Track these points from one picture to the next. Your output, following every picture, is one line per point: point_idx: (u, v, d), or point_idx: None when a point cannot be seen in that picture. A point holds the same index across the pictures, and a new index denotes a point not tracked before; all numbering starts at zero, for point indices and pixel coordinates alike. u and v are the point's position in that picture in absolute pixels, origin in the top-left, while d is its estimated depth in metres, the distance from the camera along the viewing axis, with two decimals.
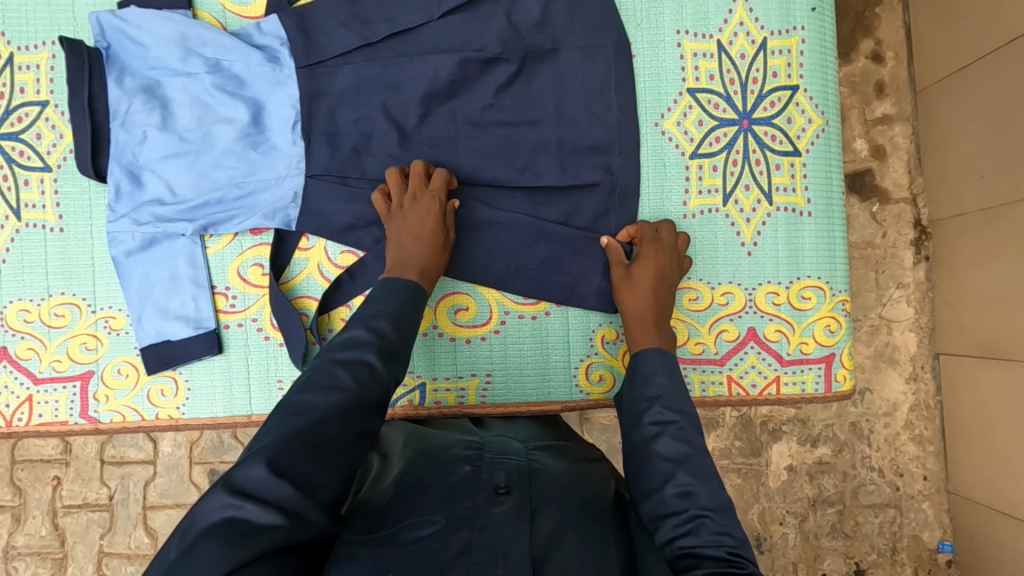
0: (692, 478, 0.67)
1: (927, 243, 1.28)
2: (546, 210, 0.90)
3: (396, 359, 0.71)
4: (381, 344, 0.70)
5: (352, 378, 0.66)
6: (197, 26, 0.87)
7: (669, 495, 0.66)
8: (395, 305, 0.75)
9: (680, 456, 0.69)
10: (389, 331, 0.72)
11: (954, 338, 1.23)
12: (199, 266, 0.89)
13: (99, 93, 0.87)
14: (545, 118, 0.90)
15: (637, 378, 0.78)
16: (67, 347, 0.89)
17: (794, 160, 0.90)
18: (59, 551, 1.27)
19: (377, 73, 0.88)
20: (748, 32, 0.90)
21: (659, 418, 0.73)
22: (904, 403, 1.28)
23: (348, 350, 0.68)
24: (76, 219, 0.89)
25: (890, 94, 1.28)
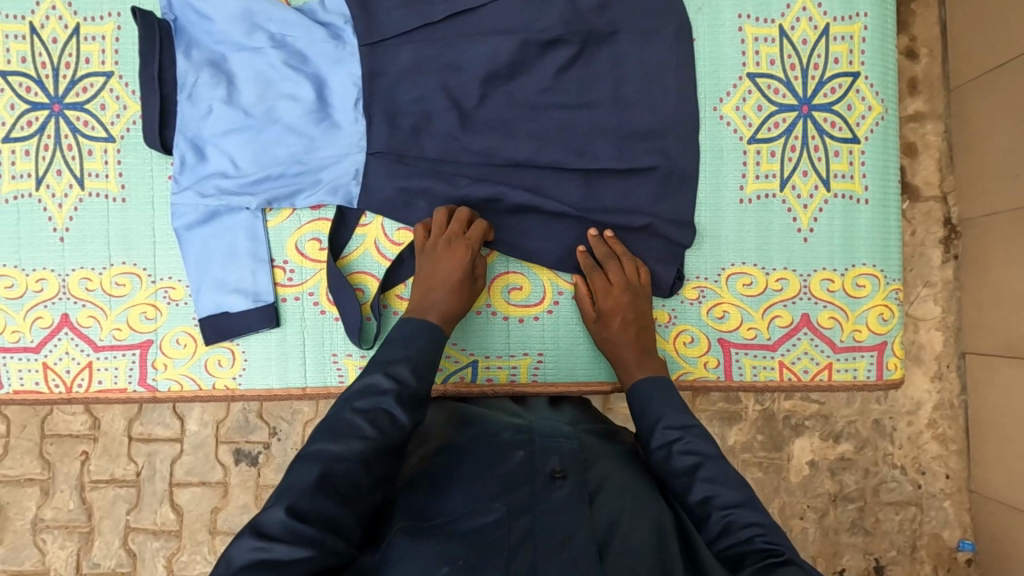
0: (709, 485, 0.69)
1: (956, 241, 1.28)
2: (603, 194, 0.90)
3: (418, 405, 0.71)
4: (404, 394, 0.70)
5: (374, 427, 0.66)
6: (264, 2, 0.87)
7: (691, 503, 0.69)
8: (414, 350, 0.74)
9: (693, 469, 0.71)
10: (409, 379, 0.71)
11: (981, 338, 1.23)
12: (259, 241, 0.90)
13: (168, 67, 0.88)
14: (602, 100, 0.90)
15: (640, 413, 0.79)
16: (127, 316, 0.90)
17: (852, 147, 0.90)
18: (86, 525, 1.28)
19: (437, 52, 0.89)
20: (810, 18, 0.90)
21: (664, 440, 0.75)
22: (927, 402, 1.29)
23: (368, 400, 0.68)
24: (138, 189, 0.90)
25: (922, 91, 1.27)
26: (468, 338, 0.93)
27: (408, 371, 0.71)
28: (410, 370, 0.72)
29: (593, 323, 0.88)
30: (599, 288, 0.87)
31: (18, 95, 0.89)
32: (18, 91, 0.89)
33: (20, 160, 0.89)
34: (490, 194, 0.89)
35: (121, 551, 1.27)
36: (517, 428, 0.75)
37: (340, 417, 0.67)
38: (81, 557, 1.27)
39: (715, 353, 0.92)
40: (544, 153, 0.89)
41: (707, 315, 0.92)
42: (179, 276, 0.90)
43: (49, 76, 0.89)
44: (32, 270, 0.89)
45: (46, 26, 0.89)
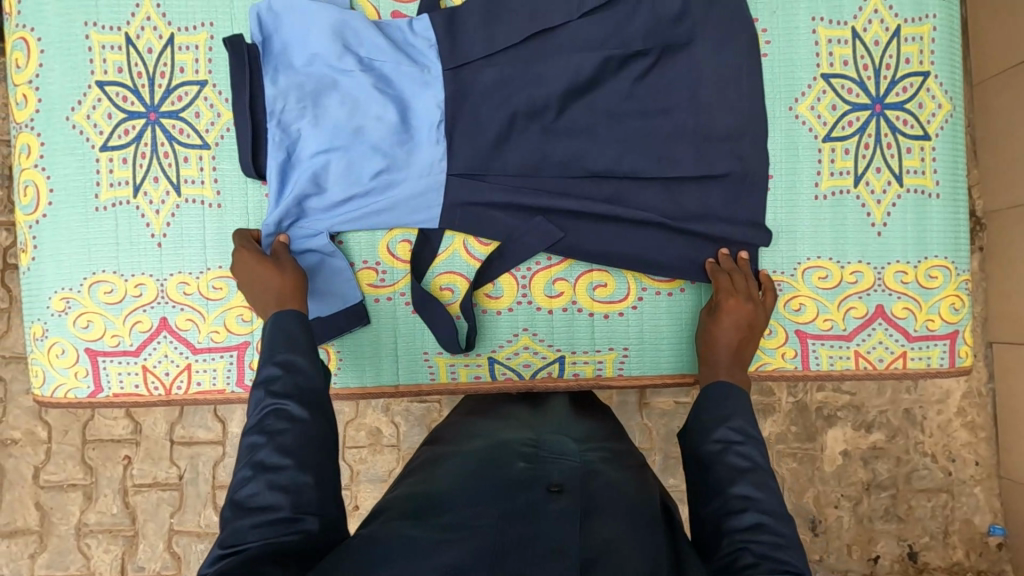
0: (755, 488, 0.67)
1: (981, 233, 1.34)
2: (683, 198, 0.92)
3: (301, 386, 0.69)
4: (280, 385, 0.69)
5: (265, 431, 0.65)
6: (356, 25, 0.87)
7: (730, 496, 0.67)
8: (276, 347, 0.73)
9: (744, 469, 0.69)
10: (276, 371, 0.70)
11: (1008, 326, 1.28)
12: (335, 251, 0.91)
13: (259, 95, 0.89)
14: (680, 104, 0.91)
15: (705, 399, 0.78)
16: (225, 318, 0.92)
17: (923, 144, 0.94)
18: (130, 528, 1.30)
19: (521, 69, 0.89)
20: (882, 20, 0.93)
21: (724, 436, 0.73)
22: (957, 391, 1.32)
23: (253, 413, 0.67)
24: (233, 196, 0.92)
25: None
26: (555, 334, 0.96)
27: (268, 366, 0.70)
28: (273, 365, 0.70)
29: (705, 314, 0.91)
30: (720, 284, 0.89)
31: (114, 104, 0.91)
32: (115, 100, 0.91)
33: (117, 168, 0.91)
34: (576, 207, 0.90)
35: (165, 554, 1.29)
36: (525, 443, 0.77)
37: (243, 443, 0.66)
38: (126, 560, 1.29)
39: (792, 345, 0.96)
40: (627, 160, 0.91)
41: (785, 308, 0.96)
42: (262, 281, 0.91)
43: (144, 85, 0.91)
44: (130, 275, 0.91)
45: (141, 36, 0.91)
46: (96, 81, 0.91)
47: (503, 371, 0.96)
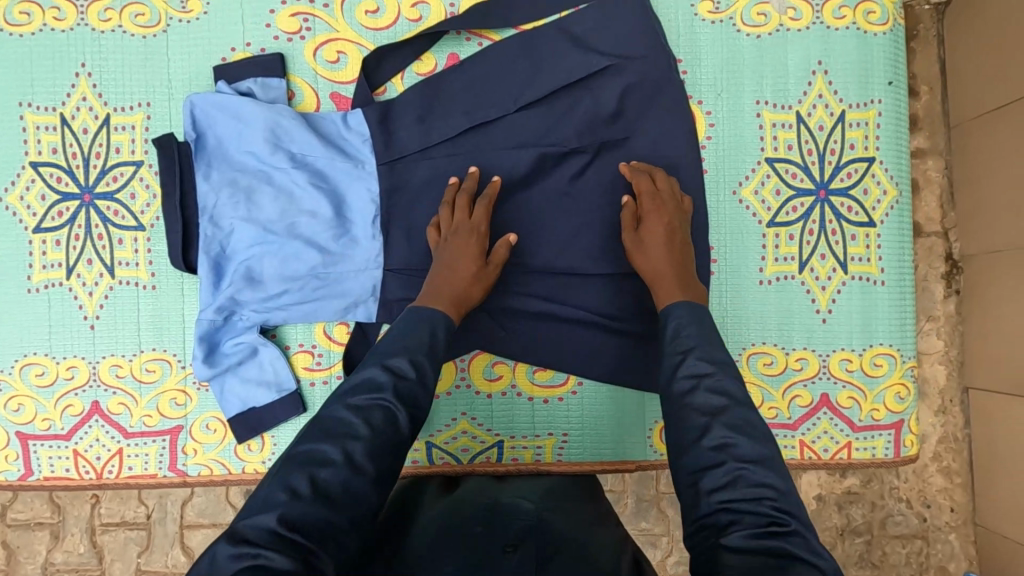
0: (729, 431, 0.64)
1: (958, 276, 1.32)
2: (621, 296, 0.92)
3: (417, 403, 0.69)
4: (400, 389, 0.68)
5: (369, 425, 0.64)
6: (287, 122, 0.88)
7: (705, 447, 0.63)
8: (415, 344, 0.73)
9: (717, 410, 0.66)
10: (408, 371, 0.69)
11: (983, 371, 1.25)
12: (267, 341, 0.90)
13: (189, 190, 0.89)
14: (618, 204, 0.91)
15: (666, 334, 0.75)
16: (158, 402, 0.91)
17: (869, 231, 0.92)
18: (96, 568, 1.22)
19: (459, 166, 0.91)
20: (826, 104, 0.92)
21: (693, 369, 0.69)
22: (932, 435, 1.30)
23: (364, 395, 0.66)
24: (168, 277, 0.91)
25: (924, 127, 1.31)
26: (494, 418, 0.94)
27: (405, 361, 0.70)
28: (408, 362, 0.70)
29: (627, 232, 0.86)
30: (651, 199, 0.85)
31: (48, 185, 0.90)
32: (49, 181, 0.90)
33: (51, 249, 0.90)
34: (514, 304, 0.92)
35: None
36: (482, 508, 0.75)
37: (336, 415, 0.65)
38: None
39: None
40: (565, 257, 0.92)
41: None
42: (193, 362, 0.90)
43: (80, 166, 0.90)
44: (62, 358, 0.90)
45: (77, 117, 0.90)
46: (30, 162, 0.90)
47: (441, 456, 0.94)
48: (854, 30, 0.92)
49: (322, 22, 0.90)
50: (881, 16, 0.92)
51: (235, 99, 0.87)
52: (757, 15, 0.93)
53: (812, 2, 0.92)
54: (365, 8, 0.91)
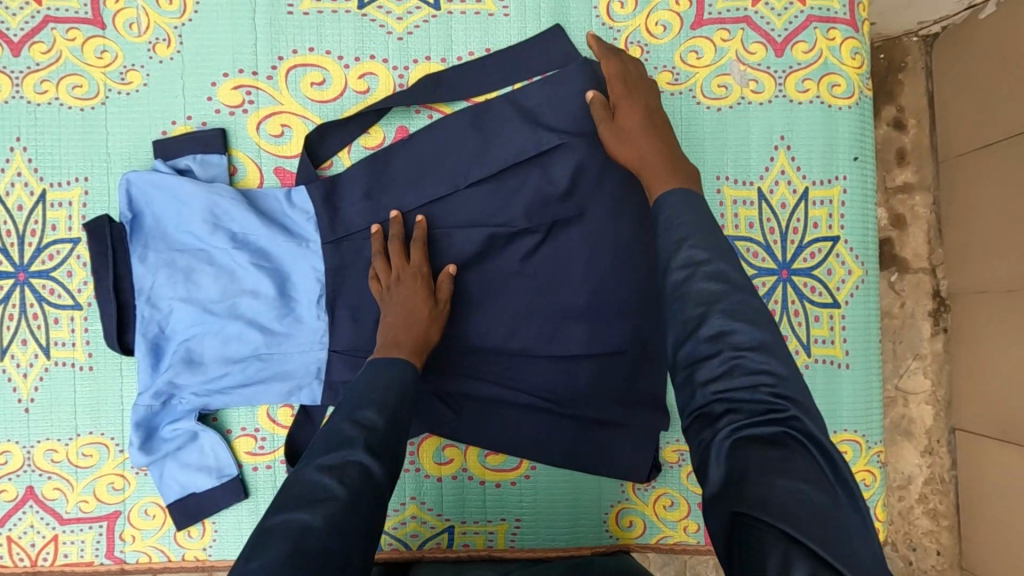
0: (728, 320, 0.56)
1: (945, 314, 1.36)
2: (577, 378, 0.89)
3: (393, 455, 0.63)
4: (373, 441, 0.62)
5: (344, 485, 0.57)
6: (227, 202, 0.85)
7: (700, 339, 0.57)
8: (378, 394, 0.68)
9: (712, 298, 0.58)
10: (378, 421, 0.64)
11: (969, 414, 1.31)
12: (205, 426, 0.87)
13: (125, 271, 0.85)
14: (573, 284, 0.88)
15: (658, 224, 0.66)
16: (94, 487, 0.88)
17: (833, 312, 0.89)
18: None
19: None
20: (789, 181, 0.89)
21: (687, 258, 0.61)
22: (918, 476, 1.37)
23: (335, 454, 0.60)
24: (106, 359, 0.88)
25: (910, 162, 1.36)
26: (445, 503, 0.91)
27: (376, 414, 0.64)
28: (379, 414, 0.65)
29: (603, 122, 0.80)
30: (620, 95, 0.80)
31: None
32: None
33: None
34: (465, 388, 0.89)
35: None
36: None
37: (305, 479, 0.58)
38: None
39: (696, 518, 0.92)
40: (518, 338, 0.88)
41: (688, 479, 0.92)
42: (130, 447, 0.87)
43: (14, 244, 0.87)
44: None
45: (12, 193, 0.87)
46: None
47: (389, 542, 0.91)
48: (818, 103, 0.89)
49: (265, 94, 0.87)
50: (846, 88, 0.89)
51: (173, 179, 0.84)
52: (717, 87, 0.90)
53: (775, 74, 0.89)
54: (311, 79, 0.88)
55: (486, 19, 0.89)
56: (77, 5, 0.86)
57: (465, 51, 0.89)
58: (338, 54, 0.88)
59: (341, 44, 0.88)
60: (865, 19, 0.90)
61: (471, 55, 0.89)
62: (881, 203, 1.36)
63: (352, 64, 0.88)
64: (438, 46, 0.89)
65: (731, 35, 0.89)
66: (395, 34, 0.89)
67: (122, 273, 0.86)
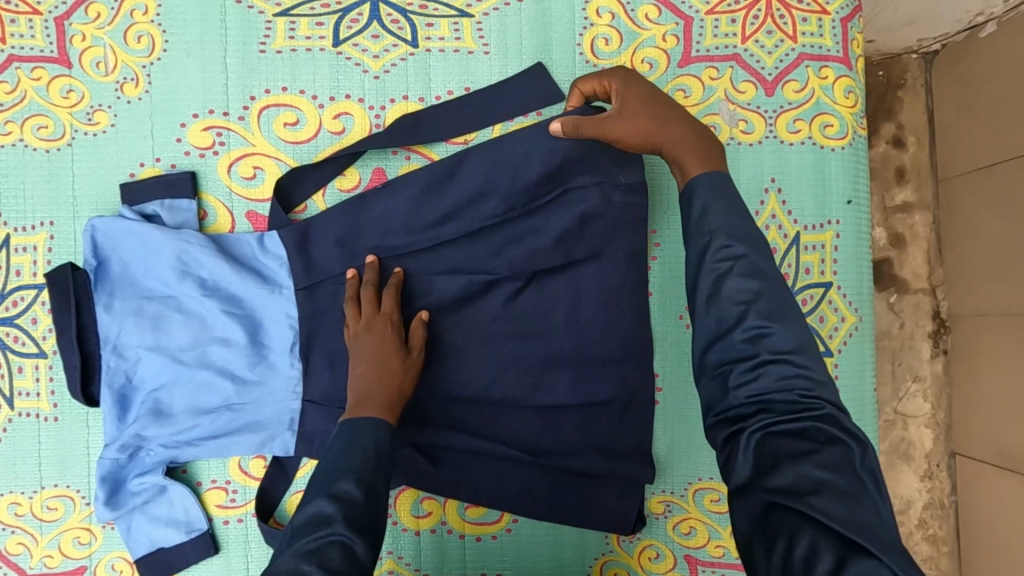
0: (764, 322, 0.60)
1: (945, 336, 1.32)
2: (560, 427, 0.85)
3: (375, 528, 0.60)
4: (353, 516, 0.58)
5: (326, 569, 0.53)
6: (196, 248, 0.82)
7: (737, 339, 0.61)
8: (354, 459, 0.64)
9: (750, 299, 0.62)
10: (358, 494, 0.60)
11: (969, 440, 1.28)
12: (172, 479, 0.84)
13: (90, 320, 0.82)
14: (556, 330, 0.85)
15: (691, 215, 0.68)
16: (60, 541, 0.85)
17: (824, 360, 0.86)
18: None
19: None
20: (780, 225, 0.86)
21: (722, 258, 0.65)
22: (917, 500, 1.33)
23: (311, 537, 0.56)
24: (72, 409, 0.85)
25: (910, 180, 1.32)
26: (423, 557, 0.88)
27: (352, 483, 0.61)
28: (356, 483, 0.61)
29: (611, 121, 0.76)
30: (625, 83, 0.78)
31: None
32: None
33: None
34: (440, 440, 0.84)
35: None
36: None
37: (284, 568, 0.54)
38: None
39: (681, 571, 0.89)
40: (498, 388, 0.85)
41: (674, 531, 0.89)
42: (96, 501, 0.84)
43: None
44: None
45: None
46: None
47: None
48: (810, 144, 0.86)
49: (237, 136, 0.85)
50: (840, 129, 0.86)
51: (140, 225, 0.82)
52: (706, 126, 0.86)
53: (765, 114, 0.86)
54: (284, 120, 0.85)
55: (466, 57, 0.86)
56: (41, 43, 0.83)
57: (444, 89, 0.86)
58: (312, 93, 0.85)
59: (315, 83, 0.85)
60: (859, 57, 0.86)
61: (450, 94, 0.86)
62: (879, 221, 1.32)
63: (327, 104, 0.85)
64: (416, 85, 0.86)
65: (719, 73, 0.86)
66: (371, 72, 0.86)
67: (86, 322, 0.83)
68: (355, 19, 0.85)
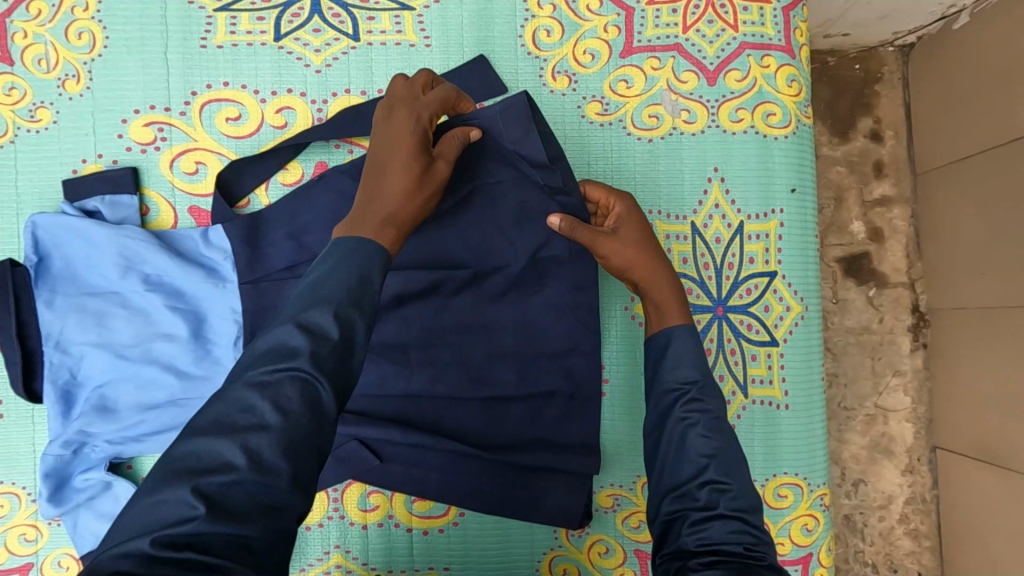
0: (721, 472, 0.64)
1: (925, 329, 1.31)
2: (507, 422, 0.85)
3: (346, 369, 0.54)
4: (322, 354, 0.53)
5: (278, 410, 0.50)
6: (138, 244, 0.82)
7: (694, 486, 0.64)
8: (331, 285, 0.56)
9: (709, 450, 0.65)
10: (329, 327, 0.54)
11: (951, 435, 1.26)
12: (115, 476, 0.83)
13: (31, 317, 0.83)
14: (502, 324, 0.85)
15: (664, 359, 0.73)
16: (5, 539, 0.84)
17: (770, 350, 0.86)
18: None
19: None
20: (723, 215, 0.86)
21: (690, 407, 0.68)
22: (899, 495, 1.31)
23: (272, 368, 0.51)
24: (17, 405, 0.85)
25: (889, 174, 1.31)
26: (370, 551, 0.87)
27: (330, 317, 0.54)
28: (330, 316, 0.54)
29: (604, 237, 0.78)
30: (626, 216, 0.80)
31: None
32: None
33: None
34: (382, 436, 0.83)
35: None
36: None
37: (234, 396, 0.50)
38: None
39: (631, 565, 0.88)
40: (443, 383, 0.84)
41: (623, 524, 0.88)
42: (40, 497, 0.83)
43: None
44: None
45: None
46: None
47: None
48: (753, 133, 0.85)
49: (179, 131, 0.85)
50: (782, 117, 0.85)
51: (80, 221, 0.82)
52: (649, 117, 0.86)
53: (708, 103, 0.86)
54: (226, 114, 0.85)
55: (408, 50, 0.86)
56: None
57: (386, 83, 0.86)
58: (255, 88, 0.85)
59: (257, 78, 0.85)
60: (802, 45, 0.86)
61: None
62: (858, 215, 1.31)
63: (269, 98, 0.85)
64: (359, 79, 0.86)
65: (661, 63, 0.86)
66: (313, 66, 0.86)
67: (28, 319, 0.83)
68: (296, 14, 0.86)
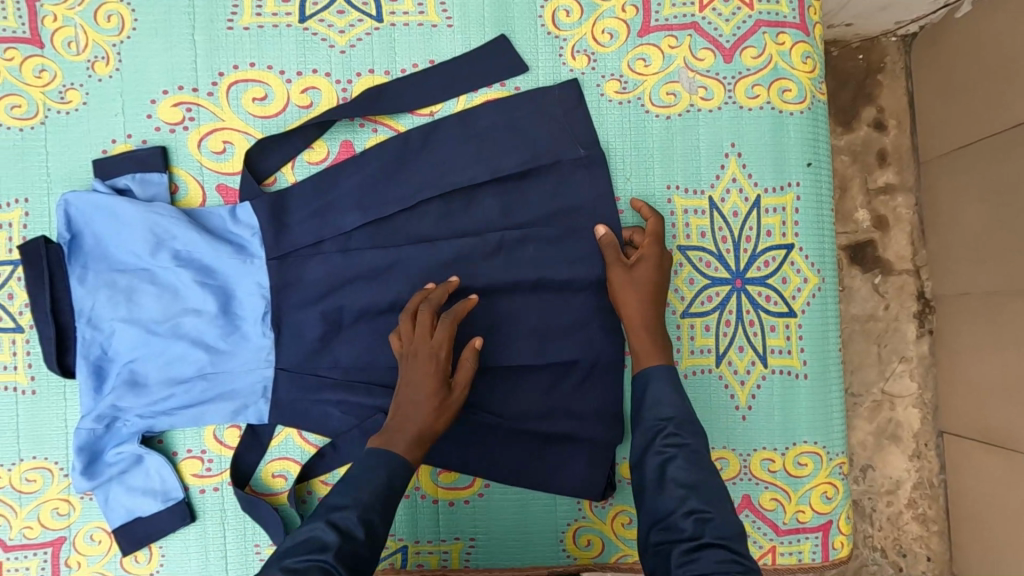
0: (702, 503, 0.66)
1: (930, 316, 1.33)
2: (527, 395, 0.87)
3: (367, 559, 0.64)
4: (346, 550, 0.62)
5: None
6: (168, 221, 0.84)
7: (677, 518, 0.66)
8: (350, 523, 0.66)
9: (689, 484, 0.67)
10: (357, 533, 0.64)
11: (956, 420, 1.28)
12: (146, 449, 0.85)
13: (63, 293, 0.84)
14: (521, 301, 0.87)
15: (644, 400, 0.75)
16: (38, 513, 0.86)
17: (789, 321, 0.87)
18: None
19: (347, 265, 0.85)
20: (740, 189, 0.88)
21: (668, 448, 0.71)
22: (907, 480, 1.33)
23: (303, 557, 0.61)
24: (48, 381, 0.87)
25: (891, 163, 1.33)
26: (397, 522, 0.89)
27: (353, 519, 0.64)
28: (356, 519, 0.64)
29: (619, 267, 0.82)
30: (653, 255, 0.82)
31: None
32: None
33: None
34: None
35: None
36: None
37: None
38: None
39: None
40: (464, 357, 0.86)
41: None
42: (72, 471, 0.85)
43: None
44: None
45: None
46: None
47: None
48: (769, 109, 0.87)
49: (206, 112, 0.87)
50: (798, 93, 0.87)
51: (112, 199, 0.83)
52: (667, 94, 0.88)
53: (723, 81, 0.88)
54: (252, 95, 0.87)
55: (430, 30, 0.88)
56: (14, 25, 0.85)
57: (409, 62, 0.88)
58: (280, 68, 0.87)
59: (282, 59, 0.87)
60: (816, 22, 0.88)
61: (415, 66, 0.88)
62: (863, 203, 1.33)
63: (295, 78, 0.87)
64: (382, 59, 0.88)
65: (678, 41, 0.88)
66: (338, 47, 0.88)
67: (60, 295, 0.84)
68: None
